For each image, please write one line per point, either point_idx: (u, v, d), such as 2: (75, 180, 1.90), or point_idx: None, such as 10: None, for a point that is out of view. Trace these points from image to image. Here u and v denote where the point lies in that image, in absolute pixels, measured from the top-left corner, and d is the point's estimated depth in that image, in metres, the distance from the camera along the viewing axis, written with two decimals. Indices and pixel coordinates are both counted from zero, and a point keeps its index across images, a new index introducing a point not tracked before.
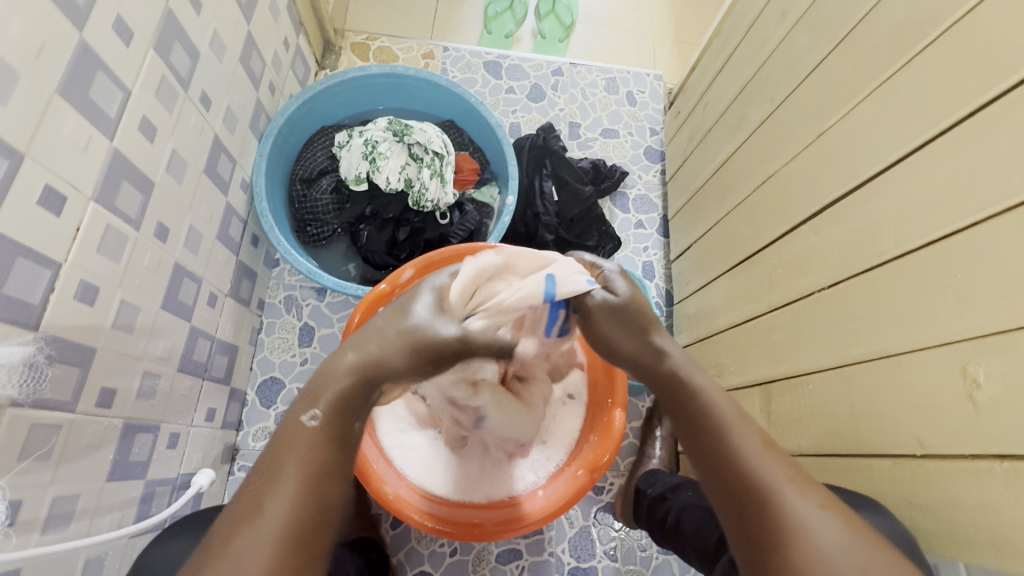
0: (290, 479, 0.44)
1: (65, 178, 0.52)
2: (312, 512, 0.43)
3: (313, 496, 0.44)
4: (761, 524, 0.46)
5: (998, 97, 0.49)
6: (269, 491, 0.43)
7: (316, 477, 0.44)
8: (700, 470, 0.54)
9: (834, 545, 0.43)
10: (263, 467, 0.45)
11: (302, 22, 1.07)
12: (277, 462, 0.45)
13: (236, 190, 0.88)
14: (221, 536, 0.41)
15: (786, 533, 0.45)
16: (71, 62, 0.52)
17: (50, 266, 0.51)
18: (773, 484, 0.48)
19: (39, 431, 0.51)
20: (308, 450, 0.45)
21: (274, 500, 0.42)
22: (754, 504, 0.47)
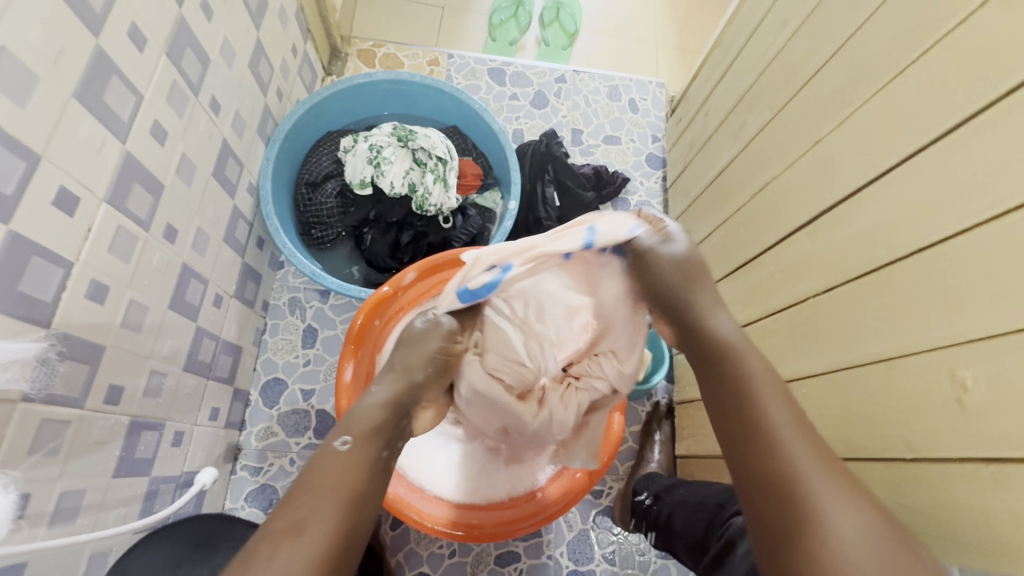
0: (329, 499, 0.42)
1: (79, 180, 0.54)
2: (349, 533, 0.42)
3: (352, 517, 0.43)
4: (780, 508, 0.43)
5: (990, 106, 0.50)
6: (307, 510, 0.41)
7: (352, 500, 0.43)
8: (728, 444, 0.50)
9: (854, 538, 0.40)
10: (294, 489, 0.43)
11: (310, 29, 1.09)
12: (312, 482, 0.44)
13: (243, 193, 0.89)
14: (258, 559, 0.38)
15: (806, 521, 0.42)
16: (87, 67, 0.53)
17: (63, 265, 0.53)
18: (803, 472, 0.44)
19: (49, 427, 0.53)
20: (348, 472, 0.45)
21: (315, 521, 0.41)
22: (777, 488, 0.44)
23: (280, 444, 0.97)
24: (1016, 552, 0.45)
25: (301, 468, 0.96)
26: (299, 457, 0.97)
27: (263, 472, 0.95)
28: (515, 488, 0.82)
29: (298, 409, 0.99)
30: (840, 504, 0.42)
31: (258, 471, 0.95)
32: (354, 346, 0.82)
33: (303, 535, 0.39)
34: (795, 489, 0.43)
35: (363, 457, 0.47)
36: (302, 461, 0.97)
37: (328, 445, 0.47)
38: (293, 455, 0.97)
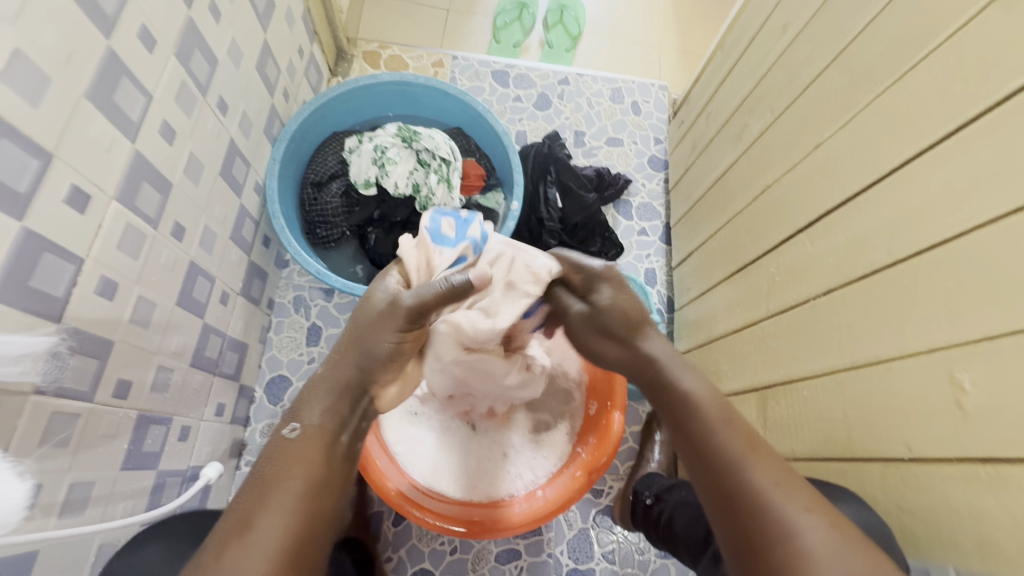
0: (277, 491, 0.47)
1: (90, 178, 0.55)
2: (305, 518, 0.47)
3: (307, 504, 0.47)
4: (747, 526, 0.46)
5: (988, 111, 0.51)
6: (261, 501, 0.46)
7: (306, 485, 0.48)
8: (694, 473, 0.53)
9: (819, 548, 0.42)
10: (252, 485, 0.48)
11: (316, 31, 1.10)
12: (263, 478, 0.48)
13: (249, 192, 0.91)
14: (208, 554, 0.43)
15: (772, 537, 0.44)
16: (98, 68, 0.55)
17: (74, 261, 0.54)
18: (763, 487, 0.47)
19: (59, 419, 0.54)
20: (292, 461, 0.50)
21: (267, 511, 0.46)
22: (740, 507, 0.47)
23: None
24: (1012, 553, 0.45)
25: None
26: None
27: None
28: (512, 479, 0.83)
29: None
30: (800, 515, 0.44)
31: None
32: None
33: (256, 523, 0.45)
34: (754, 504, 0.46)
35: (311, 447, 0.51)
36: None
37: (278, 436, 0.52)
38: None
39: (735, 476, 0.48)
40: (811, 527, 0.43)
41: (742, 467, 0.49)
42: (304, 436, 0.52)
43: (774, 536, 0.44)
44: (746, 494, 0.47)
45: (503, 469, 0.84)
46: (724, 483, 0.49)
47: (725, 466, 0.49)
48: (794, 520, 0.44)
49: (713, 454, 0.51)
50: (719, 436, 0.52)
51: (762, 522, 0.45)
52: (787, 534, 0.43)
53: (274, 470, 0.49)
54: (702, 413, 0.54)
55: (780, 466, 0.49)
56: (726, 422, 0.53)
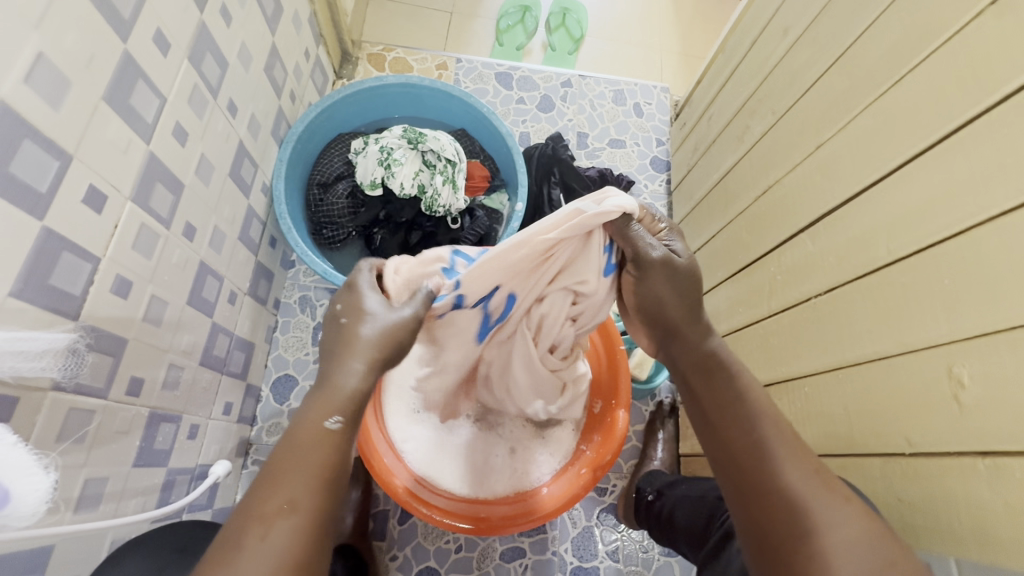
0: (302, 483, 0.43)
1: (107, 178, 0.56)
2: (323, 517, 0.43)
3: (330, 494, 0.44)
4: (779, 518, 0.46)
5: (984, 112, 0.52)
6: (285, 490, 0.42)
7: (331, 479, 0.45)
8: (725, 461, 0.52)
9: (848, 545, 0.43)
10: (275, 466, 0.44)
11: (322, 34, 1.12)
12: (288, 462, 0.44)
13: (257, 193, 0.92)
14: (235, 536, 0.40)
15: (804, 532, 0.45)
16: (116, 71, 0.56)
17: (91, 260, 0.55)
18: (800, 484, 0.47)
19: (75, 415, 0.55)
20: (323, 451, 0.45)
21: (292, 502, 0.42)
22: (774, 499, 0.47)
23: None
24: (1007, 543, 0.46)
25: None
26: None
27: None
28: (519, 475, 0.84)
29: None
30: (835, 512, 0.45)
31: None
32: None
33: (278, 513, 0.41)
34: (789, 498, 0.47)
35: (345, 440, 0.47)
36: None
37: (317, 426, 0.46)
38: None
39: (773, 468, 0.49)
40: (843, 525, 0.44)
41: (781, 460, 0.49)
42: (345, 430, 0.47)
43: (806, 530, 0.45)
44: (783, 487, 0.47)
45: (508, 465, 0.85)
46: (761, 474, 0.49)
47: (763, 457, 0.50)
48: (829, 516, 0.45)
49: (753, 444, 0.51)
50: (761, 427, 0.52)
51: (795, 516, 0.46)
52: (818, 529, 0.44)
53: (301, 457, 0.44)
54: (749, 402, 0.54)
55: (815, 462, 0.50)
56: (772, 416, 0.53)
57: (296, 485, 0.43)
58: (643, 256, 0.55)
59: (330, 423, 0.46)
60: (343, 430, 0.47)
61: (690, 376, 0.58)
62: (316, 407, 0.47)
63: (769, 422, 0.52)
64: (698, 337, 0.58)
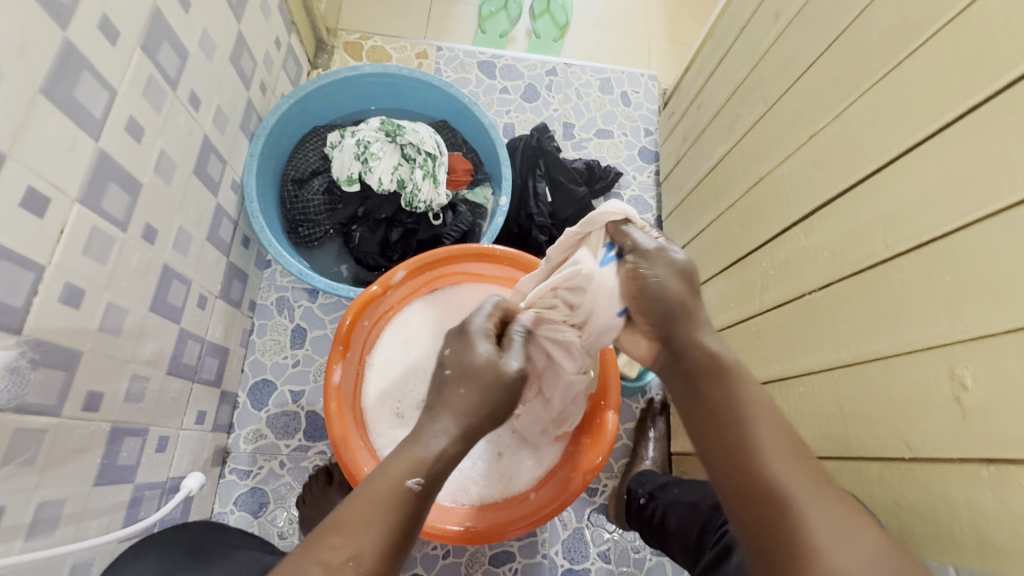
0: (380, 539, 0.44)
1: (49, 180, 0.51)
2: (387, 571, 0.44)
3: (392, 554, 0.45)
4: (778, 529, 0.44)
5: (988, 99, 0.49)
6: (362, 537, 0.44)
7: (404, 538, 0.46)
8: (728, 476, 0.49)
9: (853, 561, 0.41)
10: (349, 510, 0.46)
11: (294, 21, 1.06)
12: (375, 513, 0.45)
13: (226, 191, 0.87)
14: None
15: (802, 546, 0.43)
16: (55, 61, 0.51)
17: (34, 268, 0.51)
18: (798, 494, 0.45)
19: (22, 436, 0.51)
20: (400, 510, 0.46)
21: (367, 553, 0.43)
22: (772, 510, 0.45)
23: (269, 446, 0.95)
24: (1012, 551, 0.44)
25: (291, 470, 0.95)
26: (290, 460, 0.95)
27: (252, 475, 0.94)
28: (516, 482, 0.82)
29: (288, 410, 0.98)
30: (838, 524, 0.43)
31: (247, 474, 0.94)
32: (343, 347, 0.79)
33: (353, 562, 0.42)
34: (785, 507, 0.45)
35: (419, 505, 0.48)
36: (292, 463, 0.95)
37: (399, 484, 0.47)
38: (283, 458, 0.95)
39: (768, 475, 0.47)
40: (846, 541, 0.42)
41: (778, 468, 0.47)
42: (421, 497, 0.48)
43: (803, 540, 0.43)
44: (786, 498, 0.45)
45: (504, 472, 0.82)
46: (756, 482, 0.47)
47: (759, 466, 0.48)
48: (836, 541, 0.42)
49: (748, 453, 0.49)
50: (758, 435, 0.49)
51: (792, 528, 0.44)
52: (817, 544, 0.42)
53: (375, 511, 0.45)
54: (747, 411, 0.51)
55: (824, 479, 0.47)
56: (770, 427, 0.50)
57: (365, 536, 0.44)
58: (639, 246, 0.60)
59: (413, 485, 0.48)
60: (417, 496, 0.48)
61: (693, 379, 0.55)
62: (400, 465, 0.49)
63: (766, 429, 0.50)
64: (699, 333, 0.56)
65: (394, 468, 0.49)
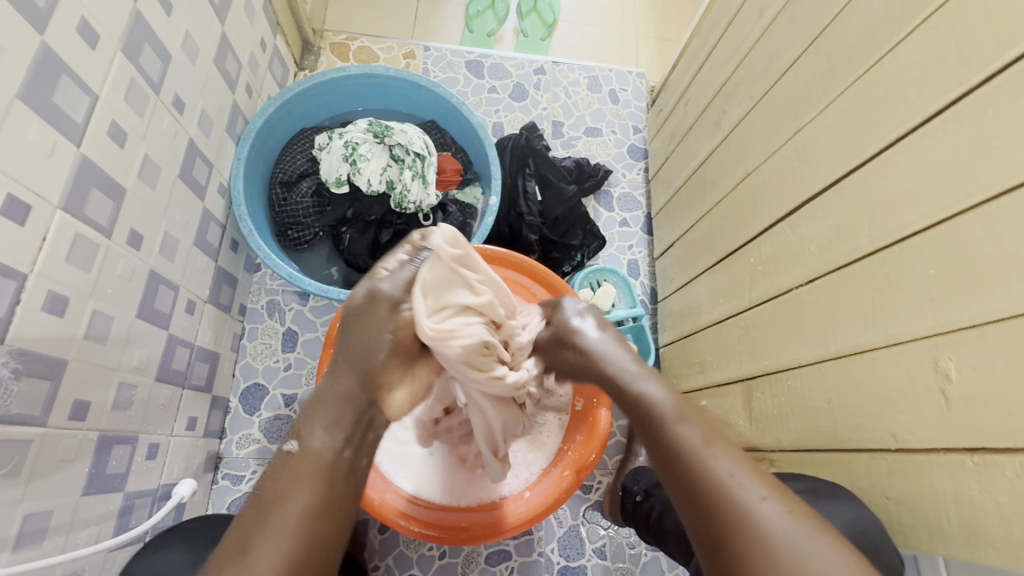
0: (286, 504, 0.47)
1: (28, 186, 0.51)
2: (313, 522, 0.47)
3: (311, 517, 0.47)
4: (711, 520, 0.44)
5: (969, 93, 0.49)
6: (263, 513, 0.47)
7: (315, 489, 0.49)
8: (664, 464, 0.49)
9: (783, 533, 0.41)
10: (268, 490, 0.49)
11: (279, 22, 1.05)
12: (268, 485, 0.49)
13: (213, 194, 0.86)
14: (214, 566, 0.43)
15: (734, 514, 0.43)
16: (33, 65, 0.50)
17: (16, 277, 0.50)
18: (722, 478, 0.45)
19: (7, 447, 0.50)
20: (306, 479, 0.50)
21: (273, 528, 0.45)
22: (704, 505, 0.44)
23: (262, 451, 0.95)
24: (999, 540, 0.45)
25: None
26: None
27: (246, 480, 0.93)
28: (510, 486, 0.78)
29: (281, 415, 0.97)
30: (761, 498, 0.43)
31: (240, 479, 0.93)
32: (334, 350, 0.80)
33: (266, 536, 0.45)
34: (717, 491, 0.45)
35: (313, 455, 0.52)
36: None
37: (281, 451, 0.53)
38: None
39: (702, 460, 0.47)
40: (772, 513, 0.42)
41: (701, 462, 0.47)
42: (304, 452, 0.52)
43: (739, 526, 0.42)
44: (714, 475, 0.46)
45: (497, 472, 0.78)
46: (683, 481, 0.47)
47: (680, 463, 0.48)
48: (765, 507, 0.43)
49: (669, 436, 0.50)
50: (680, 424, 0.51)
51: (725, 515, 0.43)
52: (752, 522, 0.42)
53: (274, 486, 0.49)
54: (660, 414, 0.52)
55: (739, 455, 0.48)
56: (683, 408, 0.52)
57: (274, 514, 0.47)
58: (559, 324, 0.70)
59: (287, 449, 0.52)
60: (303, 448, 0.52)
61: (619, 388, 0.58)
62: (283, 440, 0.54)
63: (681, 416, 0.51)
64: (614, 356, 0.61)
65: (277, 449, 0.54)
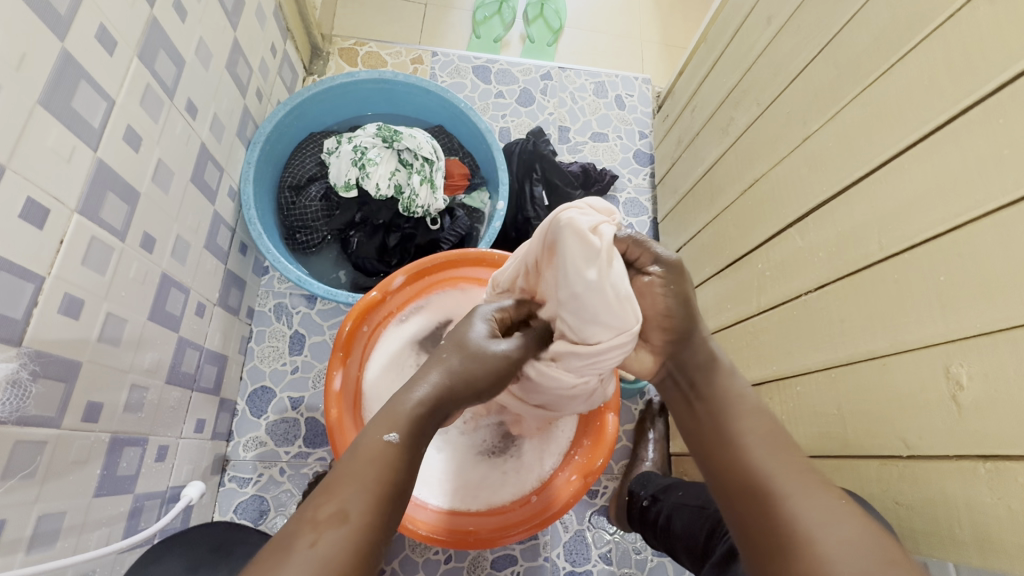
0: (368, 488, 0.41)
1: (48, 190, 0.51)
2: (381, 527, 0.40)
3: (385, 511, 0.41)
4: (760, 514, 0.45)
5: (978, 102, 0.50)
6: (338, 505, 0.39)
7: (390, 495, 0.42)
8: (724, 468, 0.51)
9: (836, 546, 0.40)
10: (344, 465, 0.42)
11: (288, 27, 1.06)
12: (351, 467, 0.42)
13: (223, 198, 0.87)
14: (276, 545, 0.37)
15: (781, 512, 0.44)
16: (52, 71, 0.51)
17: (34, 280, 0.51)
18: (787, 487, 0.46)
19: (23, 448, 0.51)
20: (387, 467, 0.43)
21: (351, 508, 0.39)
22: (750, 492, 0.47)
23: (269, 454, 0.95)
24: (1010, 547, 0.45)
25: (291, 477, 0.94)
26: (290, 467, 0.94)
27: (253, 483, 0.93)
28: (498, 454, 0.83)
29: (287, 417, 0.97)
30: (826, 514, 0.42)
31: (247, 482, 0.93)
32: (343, 353, 0.79)
33: (334, 529, 0.38)
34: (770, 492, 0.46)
35: (403, 459, 0.44)
36: (292, 470, 0.94)
37: (376, 436, 0.44)
38: (283, 465, 0.94)
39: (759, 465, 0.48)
40: (835, 529, 0.41)
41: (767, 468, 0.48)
42: (401, 450, 0.44)
43: (781, 523, 0.43)
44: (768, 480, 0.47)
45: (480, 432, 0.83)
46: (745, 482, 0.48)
47: (743, 459, 0.50)
48: (821, 514, 0.42)
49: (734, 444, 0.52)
50: (747, 434, 0.52)
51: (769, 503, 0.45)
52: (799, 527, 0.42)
53: (357, 462, 0.42)
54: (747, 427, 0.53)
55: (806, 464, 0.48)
56: (757, 420, 0.53)
57: (350, 493, 0.40)
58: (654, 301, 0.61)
59: (387, 438, 0.44)
60: (401, 446, 0.45)
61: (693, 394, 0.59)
62: (376, 422, 0.46)
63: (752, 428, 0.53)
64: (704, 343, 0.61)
65: (370, 426, 0.46)
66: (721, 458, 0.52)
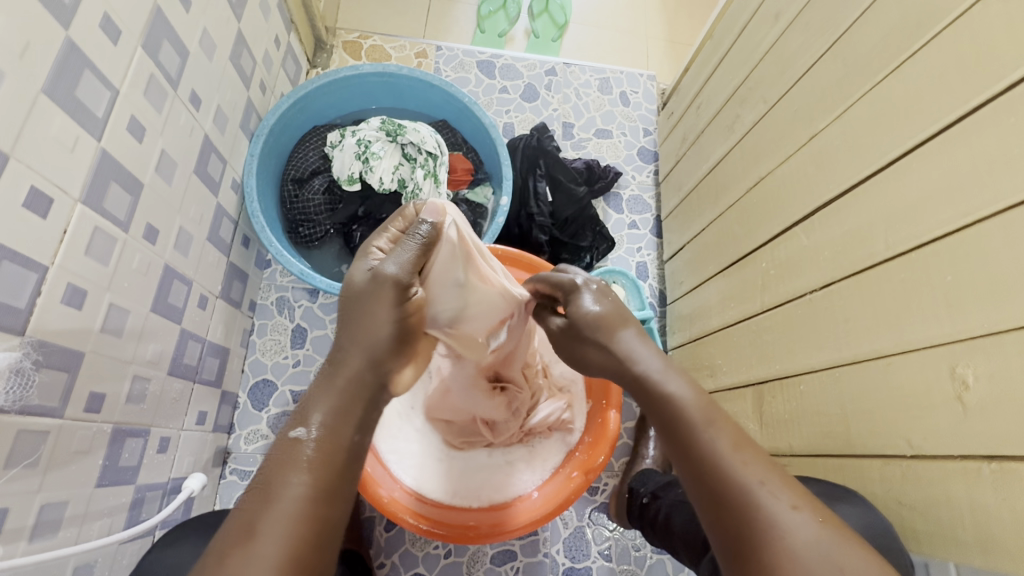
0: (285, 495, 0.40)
1: (51, 180, 0.51)
2: (314, 533, 0.39)
3: (313, 513, 0.40)
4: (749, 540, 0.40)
5: (988, 101, 0.49)
6: (252, 520, 0.38)
7: (313, 496, 0.40)
8: (691, 474, 0.45)
9: (809, 549, 0.38)
10: (265, 474, 0.42)
11: (293, 19, 1.06)
12: (268, 476, 0.41)
13: (226, 191, 0.87)
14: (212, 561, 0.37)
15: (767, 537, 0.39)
16: (56, 61, 0.51)
17: (37, 269, 0.51)
18: (744, 482, 0.42)
19: (26, 437, 0.51)
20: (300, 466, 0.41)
21: (268, 521, 0.38)
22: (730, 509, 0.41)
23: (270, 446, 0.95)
24: (1014, 549, 0.45)
25: None
26: None
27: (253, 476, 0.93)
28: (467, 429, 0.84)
29: (289, 411, 0.97)
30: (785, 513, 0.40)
31: (248, 474, 0.93)
32: None
33: (255, 546, 0.37)
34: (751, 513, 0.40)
35: (328, 453, 0.43)
36: None
37: (284, 436, 0.44)
38: None
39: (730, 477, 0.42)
40: (801, 525, 0.39)
41: (721, 464, 0.43)
42: (315, 441, 0.43)
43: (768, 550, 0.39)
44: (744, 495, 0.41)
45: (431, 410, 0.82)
46: (699, 478, 0.44)
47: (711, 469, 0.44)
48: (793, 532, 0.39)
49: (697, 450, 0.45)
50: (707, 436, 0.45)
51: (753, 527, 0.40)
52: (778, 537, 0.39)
53: (274, 466, 0.42)
54: (683, 406, 0.47)
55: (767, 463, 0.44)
56: (705, 411, 0.47)
57: (266, 506, 0.39)
58: (580, 312, 0.58)
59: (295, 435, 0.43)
60: (316, 439, 0.43)
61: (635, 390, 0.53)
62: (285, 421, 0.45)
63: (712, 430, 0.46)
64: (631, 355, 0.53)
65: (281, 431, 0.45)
66: (689, 465, 0.45)
